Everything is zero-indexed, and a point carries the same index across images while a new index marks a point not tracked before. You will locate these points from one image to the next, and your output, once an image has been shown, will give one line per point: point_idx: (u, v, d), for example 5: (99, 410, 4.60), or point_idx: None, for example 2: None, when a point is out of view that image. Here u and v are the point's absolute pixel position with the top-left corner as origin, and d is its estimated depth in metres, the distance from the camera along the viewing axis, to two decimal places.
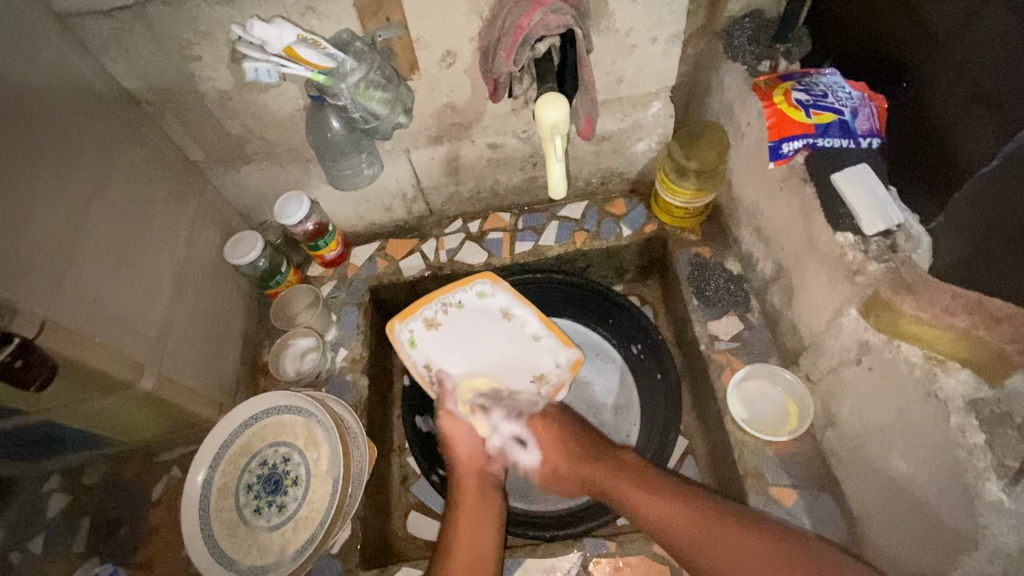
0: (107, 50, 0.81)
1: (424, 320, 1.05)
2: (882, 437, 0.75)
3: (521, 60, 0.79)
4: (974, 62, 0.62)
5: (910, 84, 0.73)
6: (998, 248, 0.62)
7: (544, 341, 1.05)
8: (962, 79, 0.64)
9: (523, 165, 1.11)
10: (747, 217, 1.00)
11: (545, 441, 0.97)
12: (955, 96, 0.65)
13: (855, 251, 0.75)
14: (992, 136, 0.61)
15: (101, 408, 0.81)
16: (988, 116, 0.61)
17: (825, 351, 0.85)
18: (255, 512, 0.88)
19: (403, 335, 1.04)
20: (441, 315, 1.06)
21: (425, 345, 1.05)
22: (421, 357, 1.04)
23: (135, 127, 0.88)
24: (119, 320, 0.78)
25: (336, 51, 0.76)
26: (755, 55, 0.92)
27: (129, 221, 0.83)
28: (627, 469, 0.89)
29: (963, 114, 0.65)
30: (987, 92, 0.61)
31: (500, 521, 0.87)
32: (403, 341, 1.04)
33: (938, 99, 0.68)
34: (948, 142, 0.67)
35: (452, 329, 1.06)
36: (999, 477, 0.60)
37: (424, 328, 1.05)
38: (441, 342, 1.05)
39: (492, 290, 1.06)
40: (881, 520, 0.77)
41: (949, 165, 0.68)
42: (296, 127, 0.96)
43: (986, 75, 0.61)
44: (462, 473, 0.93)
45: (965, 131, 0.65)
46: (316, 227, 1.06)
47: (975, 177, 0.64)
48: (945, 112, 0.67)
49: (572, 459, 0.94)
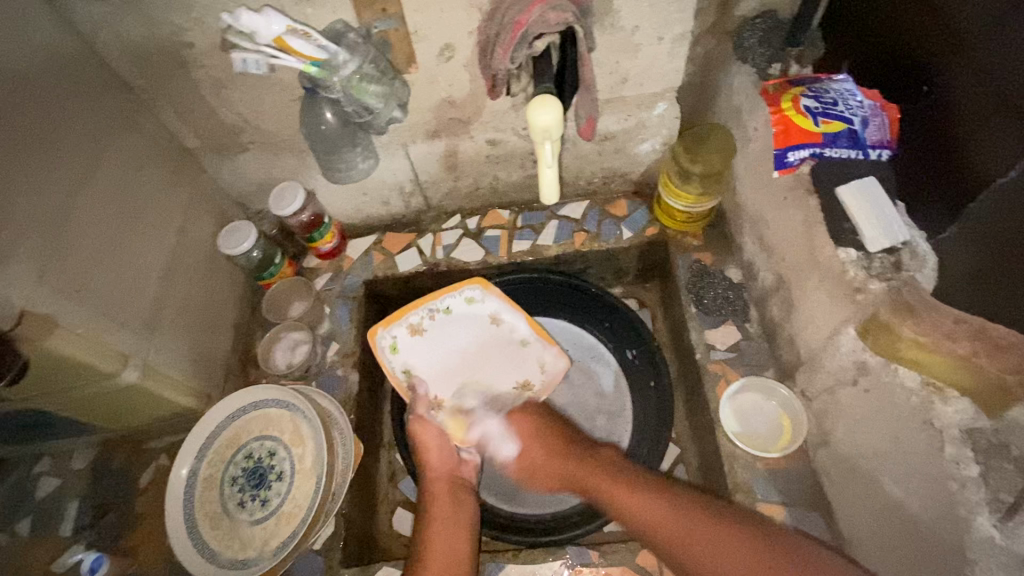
0: (98, 34, 0.80)
1: (408, 327, 1.05)
2: (874, 460, 0.73)
3: (519, 57, 0.76)
4: (996, 70, 0.59)
5: (928, 89, 0.69)
6: (1001, 269, 0.59)
7: (532, 347, 1.06)
8: (981, 87, 0.61)
9: (524, 162, 1.09)
10: (750, 224, 0.98)
11: (525, 438, 0.97)
12: (977, 103, 0.62)
13: (856, 268, 0.72)
14: (1013, 146, 0.57)
15: (85, 398, 0.81)
16: (1008, 127, 0.57)
17: (822, 369, 0.82)
18: (239, 505, 0.88)
19: (385, 341, 1.04)
20: (427, 321, 1.06)
21: (407, 351, 1.05)
22: (400, 364, 1.04)
23: (127, 114, 0.87)
24: (105, 309, 0.77)
25: (329, 43, 0.74)
26: (766, 57, 0.88)
27: (119, 207, 0.82)
28: (603, 465, 0.89)
29: (985, 123, 0.61)
30: (1010, 101, 0.57)
31: (473, 526, 0.87)
32: (383, 347, 1.04)
33: (955, 107, 0.65)
34: (967, 151, 0.64)
35: (437, 335, 1.06)
36: (992, 512, 0.58)
37: (407, 334, 1.05)
38: (423, 349, 1.05)
39: (482, 296, 1.06)
40: (870, 545, 0.75)
41: (965, 175, 0.64)
42: (291, 117, 0.95)
43: (1013, 81, 0.57)
44: (433, 478, 0.92)
45: (986, 140, 0.61)
46: (311, 218, 1.04)
47: (990, 187, 0.60)
48: (966, 120, 0.63)
49: (548, 452, 0.95)
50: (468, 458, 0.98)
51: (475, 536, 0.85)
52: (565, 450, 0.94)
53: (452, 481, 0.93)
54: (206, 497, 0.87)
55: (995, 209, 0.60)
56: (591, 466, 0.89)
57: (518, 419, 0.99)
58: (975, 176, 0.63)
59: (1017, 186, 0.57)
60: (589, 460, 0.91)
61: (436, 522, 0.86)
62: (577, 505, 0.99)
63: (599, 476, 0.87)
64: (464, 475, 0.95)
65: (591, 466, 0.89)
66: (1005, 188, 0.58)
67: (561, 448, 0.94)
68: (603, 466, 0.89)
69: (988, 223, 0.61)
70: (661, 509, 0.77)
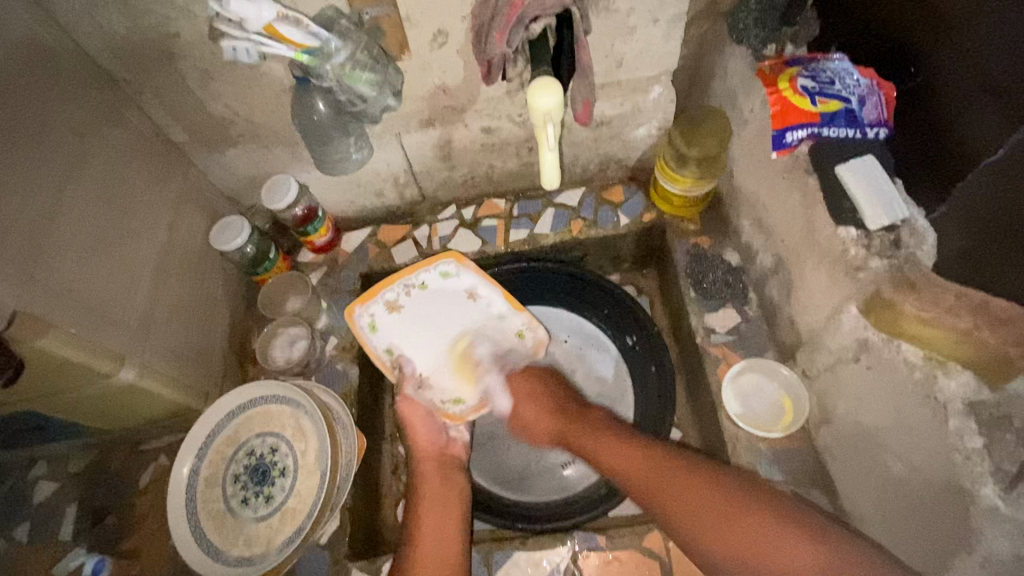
0: (80, 25, 0.78)
1: (385, 303, 1.02)
2: (877, 436, 0.74)
3: (515, 41, 0.74)
4: (983, 50, 0.59)
5: (917, 70, 0.70)
6: (991, 244, 0.60)
7: (510, 320, 1.05)
8: (969, 68, 0.61)
9: (519, 150, 1.08)
10: (747, 207, 0.98)
11: (518, 395, 1.02)
12: (965, 83, 0.62)
13: (858, 246, 0.73)
14: (1001, 126, 0.57)
15: (80, 399, 0.80)
16: (996, 107, 0.58)
17: (823, 348, 0.83)
18: (242, 502, 0.87)
19: (363, 320, 1.01)
20: (404, 297, 1.03)
21: (386, 329, 1.02)
22: (382, 342, 1.01)
23: (112, 107, 0.85)
24: (98, 308, 0.76)
25: (321, 29, 0.72)
26: (761, 38, 0.87)
27: (109, 202, 0.81)
28: (592, 427, 0.92)
29: (973, 103, 0.61)
30: (998, 82, 0.58)
31: (463, 500, 0.89)
32: (362, 326, 1.00)
33: (943, 88, 0.66)
34: (957, 130, 0.64)
35: (415, 312, 1.04)
36: (996, 482, 0.59)
37: (385, 311, 1.02)
38: (401, 327, 1.02)
39: (457, 270, 1.03)
40: (874, 521, 0.76)
41: (954, 155, 0.65)
42: (282, 109, 0.93)
43: (1000, 61, 0.57)
44: (421, 457, 0.93)
45: (975, 120, 0.61)
46: (305, 212, 1.03)
47: (976, 168, 0.61)
48: (954, 100, 0.64)
49: (537, 414, 0.99)
50: (456, 437, 0.99)
51: (467, 511, 0.88)
52: (558, 408, 0.98)
53: (441, 461, 0.93)
54: (209, 496, 0.86)
55: (983, 189, 0.61)
56: (580, 425, 0.93)
57: (517, 377, 1.03)
58: (965, 156, 0.63)
59: (1004, 167, 0.57)
60: (583, 420, 0.94)
61: (428, 500, 0.87)
62: (581, 491, 1.00)
63: (590, 440, 0.90)
64: (453, 453, 0.96)
65: (581, 429, 0.93)
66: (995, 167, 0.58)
67: (554, 406, 0.99)
68: (591, 427, 0.92)
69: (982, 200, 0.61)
70: (649, 472, 0.79)
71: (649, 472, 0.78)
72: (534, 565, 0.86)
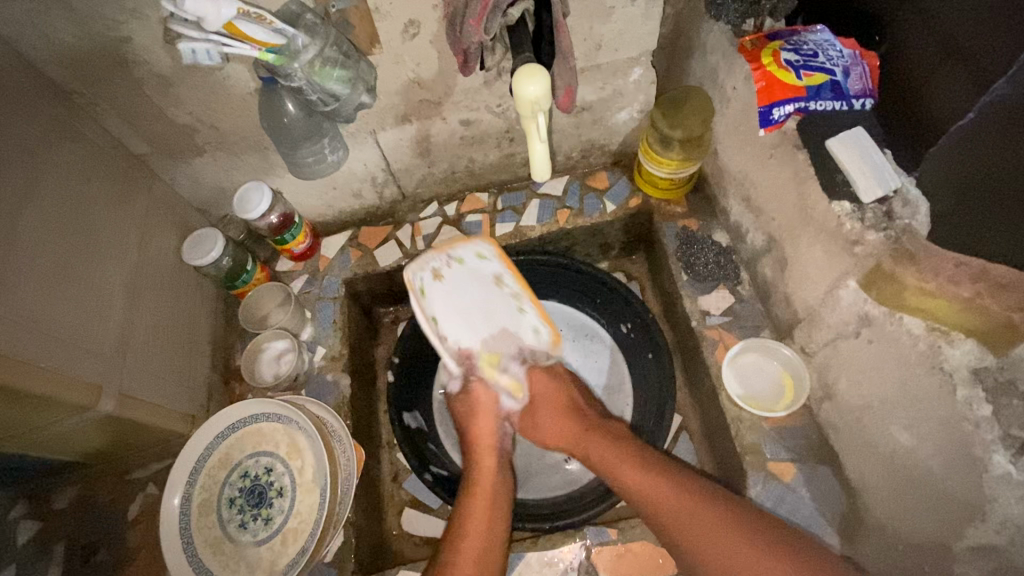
0: (24, 36, 0.72)
1: (498, 273, 0.90)
2: (881, 410, 0.74)
3: (492, 29, 0.71)
4: (942, 18, 0.62)
5: (881, 39, 0.73)
6: (974, 206, 0.58)
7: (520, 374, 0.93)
8: (932, 35, 0.63)
9: (499, 141, 1.05)
10: (733, 186, 0.97)
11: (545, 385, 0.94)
12: (937, 46, 0.63)
13: (852, 220, 0.72)
14: (967, 92, 0.60)
15: (58, 434, 0.76)
16: (960, 69, 0.60)
17: (822, 324, 0.82)
18: (240, 527, 0.84)
19: (481, 248, 0.88)
20: (507, 289, 0.91)
21: (472, 268, 0.88)
22: (459, 256, 0.87)
23: (64, 121, 0.79)
24: (68, 339, 0.72)
25: (285, 25, 0.69)
26: (739, 13, 0.85)
27: (70, 224, 0.76)
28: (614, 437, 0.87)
29: (944, 67, 0.63)
30: (957, 46, 0.60)
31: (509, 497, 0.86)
32: (472, 247, 0.88)
33: (909, 54, 0.68)
34: (927, 97, 0.66)
35: (492, 299, 0.90)
36: (1006, 449, 0.59)
37: (493, 272, 0.90)
38: (479, 290, 0.89)
39: (541, 337, 0.93)
40: (881, 492, 0.76)
41: (926, 123, 0.66)
42: (249, 112, 0.89)
43: (966, 26, 0.59)
44: (487, 449, 0.90)
45: (941, 86, 0.63)
46: (281, 219, 0.99)
47: (958, 126, 0.58)
48: (920, 65, 0.66)
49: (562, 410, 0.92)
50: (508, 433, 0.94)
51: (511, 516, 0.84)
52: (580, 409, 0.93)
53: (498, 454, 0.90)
54: (205, 522, 0.83)
55: (957, 155, 0.59)
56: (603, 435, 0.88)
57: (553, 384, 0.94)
58: (933, 124, 0.65)
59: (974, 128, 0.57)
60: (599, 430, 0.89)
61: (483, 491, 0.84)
62: (588, 484, 0.99)
63: (613, 450, 0.85)
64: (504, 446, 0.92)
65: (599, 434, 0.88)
66: (963, 131, 0.58)
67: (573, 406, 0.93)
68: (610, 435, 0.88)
69: (950, 164, 0.60)
70: (664, 489, 0.76)
71: (661, 484, 0.77)
72: (545, 565, 0.85)
